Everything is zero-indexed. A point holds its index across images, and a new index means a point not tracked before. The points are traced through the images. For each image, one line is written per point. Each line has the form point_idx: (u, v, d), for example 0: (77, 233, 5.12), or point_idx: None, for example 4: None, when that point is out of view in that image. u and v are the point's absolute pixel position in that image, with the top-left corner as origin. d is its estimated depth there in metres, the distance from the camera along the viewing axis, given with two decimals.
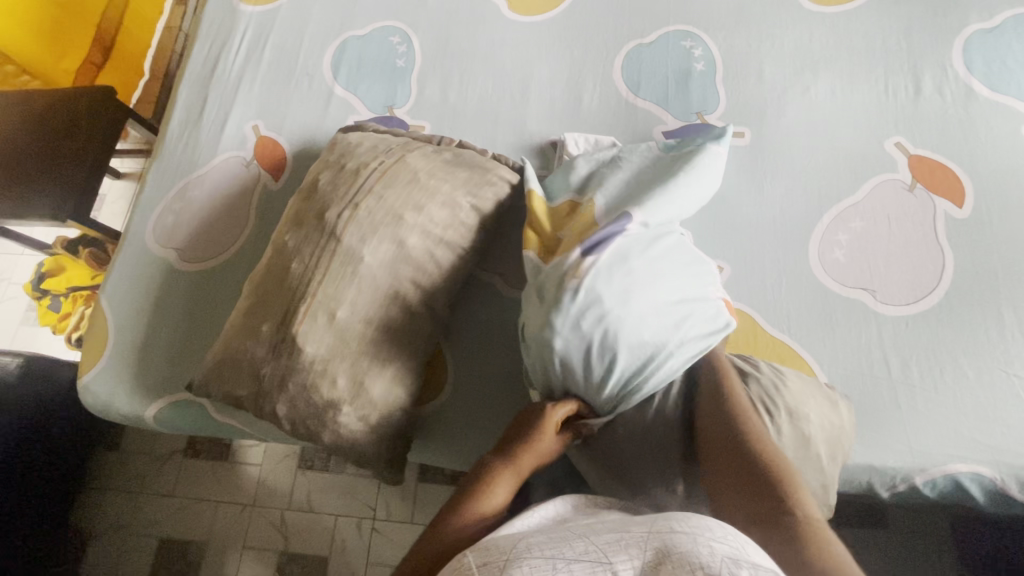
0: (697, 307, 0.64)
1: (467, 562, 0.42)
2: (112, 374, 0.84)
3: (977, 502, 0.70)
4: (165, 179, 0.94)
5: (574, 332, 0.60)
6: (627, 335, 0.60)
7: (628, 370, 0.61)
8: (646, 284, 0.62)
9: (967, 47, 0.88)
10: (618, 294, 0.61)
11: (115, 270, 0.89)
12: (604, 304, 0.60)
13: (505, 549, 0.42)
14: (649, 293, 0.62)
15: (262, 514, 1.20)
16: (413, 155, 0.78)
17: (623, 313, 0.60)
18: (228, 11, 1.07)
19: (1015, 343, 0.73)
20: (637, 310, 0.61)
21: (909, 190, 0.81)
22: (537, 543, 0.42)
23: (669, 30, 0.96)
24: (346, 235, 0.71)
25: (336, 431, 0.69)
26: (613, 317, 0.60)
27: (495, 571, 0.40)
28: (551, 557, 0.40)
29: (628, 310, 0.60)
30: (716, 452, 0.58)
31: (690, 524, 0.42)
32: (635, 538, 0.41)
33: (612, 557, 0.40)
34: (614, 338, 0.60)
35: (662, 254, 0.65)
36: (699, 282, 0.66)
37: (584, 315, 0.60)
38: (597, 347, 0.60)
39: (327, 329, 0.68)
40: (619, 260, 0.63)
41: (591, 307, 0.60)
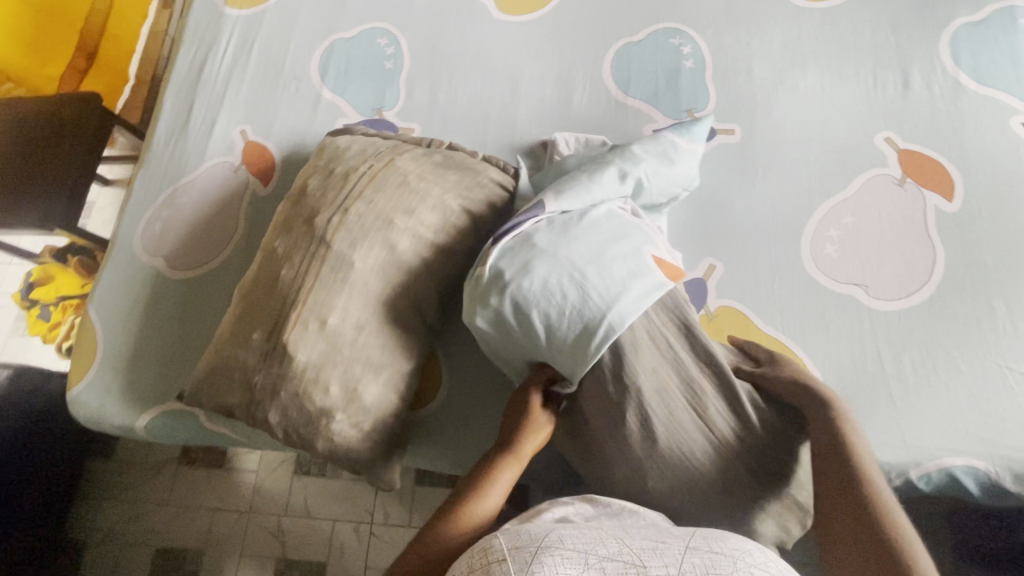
0: (625, 261, 0.61)
1: (499, 545, 0.44)
2: (101, 385, 0.83)
3: (973, 495, 0.71)
4: (152, 186, 0.93)
5: (497, 308, 0.61)
6: (542, 300, 0.59)
7: (558, 338, 0.60)
8: (554, 252, 0.61)
9: (954, 41, 0.88)
10: (524, 261, 0.61)
11: (103, 279, 0.88)
12: (507, 276, 0.61)
13: (538, 536, 0.44)
14: (560, 256, 0.60)
15: (259, 521, 1.19)
16: (402, 158, 0.77)
17: (530, 284, 0.60)
18: (214, 14, 1.06)
19: (1006, 336, 0.73)
20: (547, 274, 0.60)
21: (899, 185, 0.81)
22: (570, 536, 0.44)
23: (658, 28, 0.96)
24: (336, 240, 0.70)
25: (330, 438, 0.68)
26: (517, 288, 0.60)
27: (526, 555, 0.42)
28: (584, 552, 0.42)
29: (533, 279, 0.60)
30: (828, 497, 0.54)
31: (729, 546, 0.44)
32: (672, 550, 0.43)
33: (646, 561, 0.42)
34: (528, 305, 0.60)
35: (581, 219, 0.64)
36: (632, 239, 0.63)
37: (497, 290, 0.61)
38: (518, 318, 0.61)
39: (318, 336, 0.68)
40: (529, 234, 0.64)
41: (499, 285, 0.61)
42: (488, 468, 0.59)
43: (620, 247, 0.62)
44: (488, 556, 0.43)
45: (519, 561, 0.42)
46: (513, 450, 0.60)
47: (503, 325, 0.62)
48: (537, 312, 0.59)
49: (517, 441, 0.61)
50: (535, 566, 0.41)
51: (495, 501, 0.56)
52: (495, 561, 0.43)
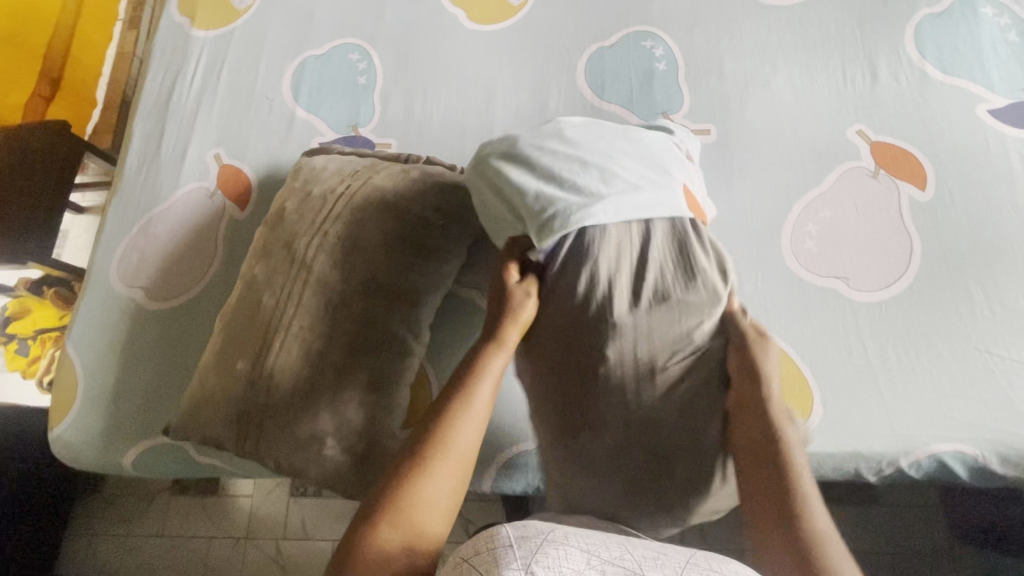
0: (633, 167, 0.63)
1: (504, 532, 0.43)
2: (84, 423, 0.81)
3: (962, 478, 0.72)
4: (126, 216, 0.91)
5: (496, 173, 0.66)
6: (542, 167, 0.64)
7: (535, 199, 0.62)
8: (576, 138, 0.66)
9: (918, 32, 0.90)
10: (538, 138, 0.67)
11: (80, 314, 0.86)
12: (520, 146, 0.66)
13: (543, 530, 0.44)
14: (573, 143, 0.65)
15: (257, 546, 1.17)
16: (379, 176, 0.77)
17: (536, 151, 0.65)
18: (180, 37, 1.04)
19: (985, 320, 0.74)
20: (556, 150, 0.65)
21: (873, 177, 0.83)
22: (575, 535, 0.44)
23: (629, 32, 0.96)
24: (316, 264, 0.70)
25: (323, 464, 0.68)
26: (524, 153, 0.65)
27: (533, 545, 0.42)
28: (588, 552, 0.42)
29: (542, 150, 0.65)
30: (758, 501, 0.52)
31: (729, 568, 0.43)
32: (672, 562, 0.43)
33: (644, 569, 0.42)
34: (527, 168, 0.64)
35: (604, 127, 0.69)
36: (647, 155, 0.66)
37: (502, 158, 0.66)
38: (513, 174, 0.64)
39: (304, 361, 0.68)
40: (559, 127, 0.68)
41: (509, 149, 0.67)
42: (473, 366, 0.58)
43: (639, 161, 0.64)
44: (492, 542, 0.42)
45: (523, 551, 0.41)
46: (501, 339, 0.60)
47: (495, 191, 0.66)
48: (530, 172, 0.64)
49: (500, 330, 0.61)
50: (539, 558, 0.40)
51: (478, 427, 0.55)
52: (500, 547, 0.41)
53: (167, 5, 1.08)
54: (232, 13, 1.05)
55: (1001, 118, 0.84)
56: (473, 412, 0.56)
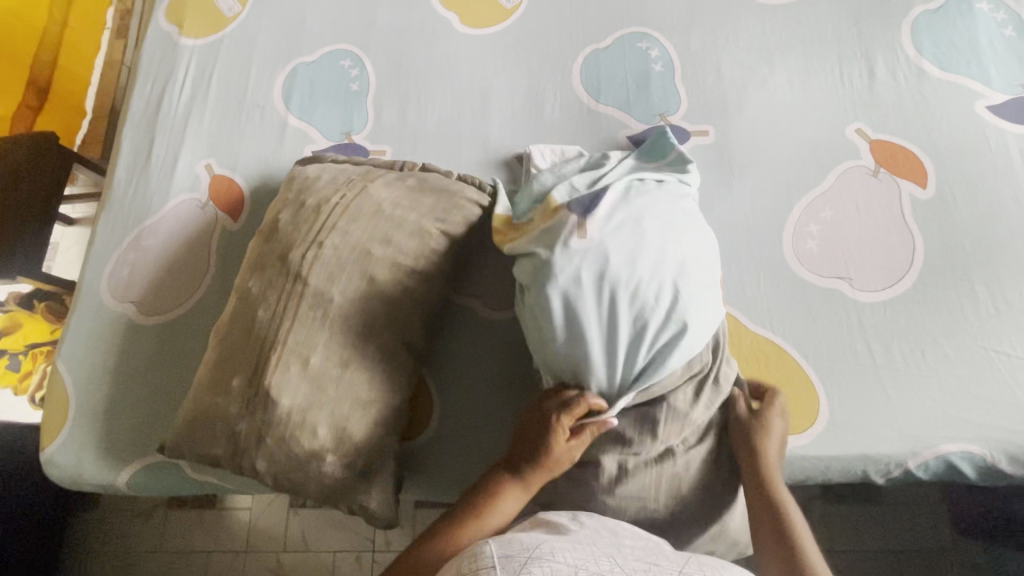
0: (710, 292, 0.62)
1: (489, 552, 0.43)
2: (76, 443, 0.79)
3: (971, 479, 0.71)
4: (115, 229, 0.89)
5: (567, 299, 0.60)
6: (621, 306, 0.59)
7: (632, 332, 0.59)
8: (664, 246, 0.61)
9: (914, 29, 0.89)
10: (612, 252, 0.60)
11: (71, 329, 0.84)
12: (611, 260, 0.59)
13: (528, 547, 0.44)
14: (649, 266, 0.59)
15: (258, 559, 1.15)
16: (375, 184, 0.75)
17: (636, 272, 0.59)
18: (169, 45, 1.02)
19: (990, 319, 0.74)
20: (651, 269, 0.59)
21: (874, 176, 0.82)
22: (562, 550, 0.45)
23: (624, 33, 0.95)
24: (312, 276, 0.68)
25: (323, 481, 0.66)
26: (618, 274, 0.59)
27: (516, 564, 0.42)
28: (575, 566, 0.42)
29: (638, 269, 0.59)
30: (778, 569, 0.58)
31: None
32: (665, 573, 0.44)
33: None
34: (603, 304, 0.59)
35: (668, 220, 0.63)
36: (709, 268, 0.63)
37: (573, 280, 0.60)
38: (591, 311, 0.59)
39: (301, 377, 0.65)
40: (636, 219, 0.62)
41: (596, 258, 0.60)
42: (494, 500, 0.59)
43: (713, 267, 0.64)
44: (477, 562, 0.42)
45: (509, 570, 0.41)
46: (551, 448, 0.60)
47: (564, 314, 0.60)
48: (629, 299, 0.59)
49: (533, 474, 0.60)
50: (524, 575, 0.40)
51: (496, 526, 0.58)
52: (483, 569, 0.42)
53: (154, 12, 1.06)
54: (221, 20, 1.03)
55: (1000, 113, 0.83)
56: (496, 515, 0.59)
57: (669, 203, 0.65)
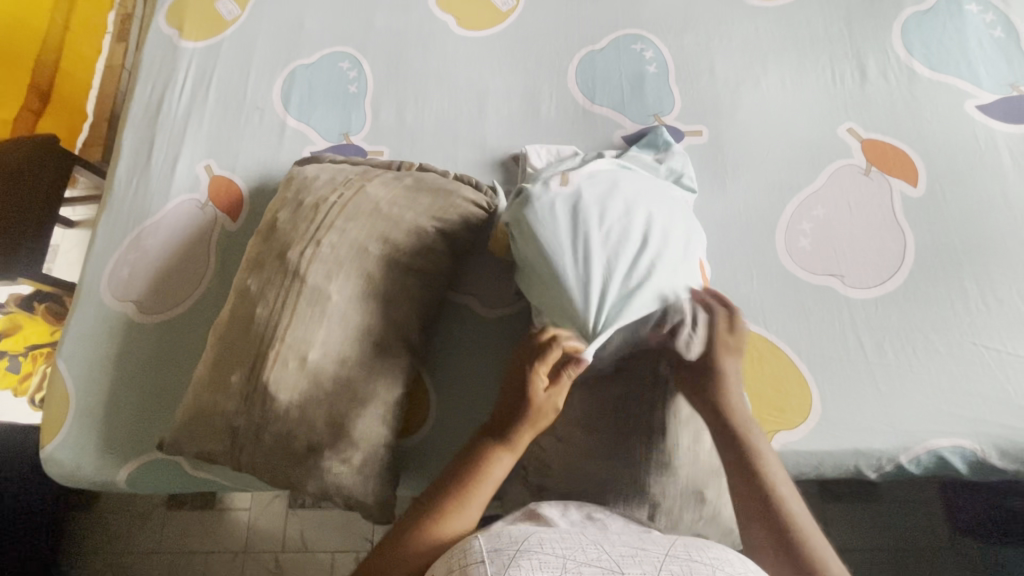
0: (682, 242, 0.65)
1: (478, 546, 0.44)
2: (75, 441, 0.79)
3: (962, 473, 0.72)
4: (116, 229, 0.90)
5: (546, 223, 0.63)
6: (596, 235, 0.62)
7: (606, 261, 0.61)
8: (636, 192, 0.66)
9: (904, 30, 0.91)
10: (592, 191, 0.65)
11: (71, 328, 0.85)
12: (584, 193, 0.64)
13: (517, 539, 0.45)
14: (628, 210, 0.64)
15: (256, 560, 1.16)
16: (372, 183, 0.76)
17: (607, 205, 0.64)
18: (169, 48, 1.03)
19: (980, 315, 0.75)
20: (622, 206, 0.64)
21: (865, 174, 0.83)
22: (550, 541, 0.45)
23: (619, 35, 0.96)
24: (310, 274, 0.69)
25: (320, 476, 0.67)
26: (592, 206, 0.63)
27: (505, 558, 0.43)
28: (562, 556, 0.43)
29: (609, 203, 0.64)
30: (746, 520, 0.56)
31: (710, 556, 0.44)
32: (651, 557, 0.44)
33: (623, 567, 0.43)
34: (581, 229, 0.62)
35: (648, 184, 0.68)
36: (687, 231, 0.66)
37: (553, 208, 0.64)
38: (565, 235, 0.62)
39: (299, 373, 0.66)
40: (612, 173, 0.68)
41: (571, 192, 0.65)
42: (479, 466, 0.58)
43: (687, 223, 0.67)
44: (467, 557, 0.44)
45: (497, 563, 0.42)
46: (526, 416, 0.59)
47: (542, 238, 0.63)
48: (602, 227, 0.62)
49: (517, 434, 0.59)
50: (511, 568, 0.42)
51: (475, 515, 0.56)
52: (473, 564, 0.43)
53: (155, 16, 1.07)
54: (221, 23, 1.05)
55: (989, 113, 0.85)
56: (473, 502, 0.56)
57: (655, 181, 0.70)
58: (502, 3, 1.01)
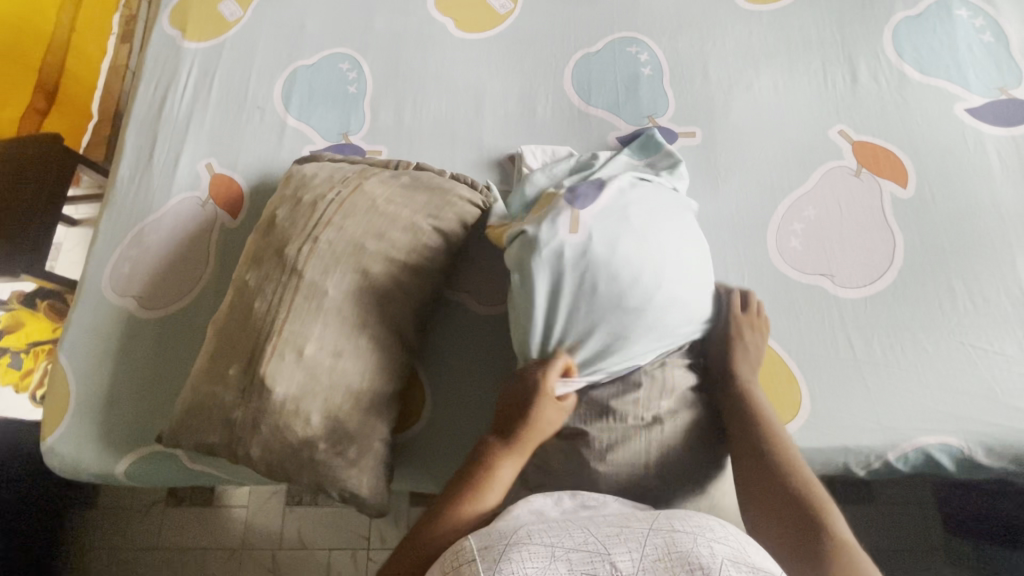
0: (691, 298, 0.65)
1: (468, 547, 0.46)
2: (76, 435, 0.81)
3: (949, 470, 0.73)
4: (118, 226, 0.92)
5: (551, 274, 0.63)
6: (605, 289, 0.62)
7: (608, 321, 0.62)
8: (652, 243, 0.64)
9: (895, 35, 0.92)
10: (601, 237, 0.63)
11: (73, 324, 0.86)
12: (594, 245, 0.63)
13: (506, 534, 0.46)
14: (639, 258, 0.62)
15: (254, 556, 1.16)
16: (369, 182, 0.77)
17: (621, 261, 0.62)
18: (173, 48, 1.05)
19: (967, 314, 0.76)
20: (636, 264, 0.62)
21: (856, 176, 0.84)
22: (538, 532, 0.46)
23: (615, 38, 0.98)
24: (307, 269, 0.70)
25: (315, 469, 0.68)
26: (602, 260, 0.62)
27: (495, 554, 0.44)
28: (551, 545, 0.44)
29: (623, 257, 0.62)
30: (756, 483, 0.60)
31: (691, 524, 0.46)
32: (636, 533, 0.46)
33: (610, 548, 0.44)
34: (590, 284, 0.62)
35: (664, 217, 0.67)
36: (698, 279, 0.66)
37: (560, 258, 0.63)
38: (569, 288, 0.63)
39: (296, 367, 0.67)
40: (626, 211, 0.66)
41: (581, 241, 0.63)
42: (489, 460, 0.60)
43: (701, 267, 0.67)
44: (458, 559, 0.45)
45: (487, 560, 0.43)
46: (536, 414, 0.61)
47: (547, 290, 0.64)
48: (612, 286, 0.62)
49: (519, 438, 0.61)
50: (502, 564, 0.43)
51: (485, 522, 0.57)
52: (466, 565, 0.44)
53: (158, 17, 1.09)
54: (224, 25, 1.06)
55: (979, 116, 0.86)
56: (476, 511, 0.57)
57: (672, 205, 0.70)
58: (499, 6, 1.03)
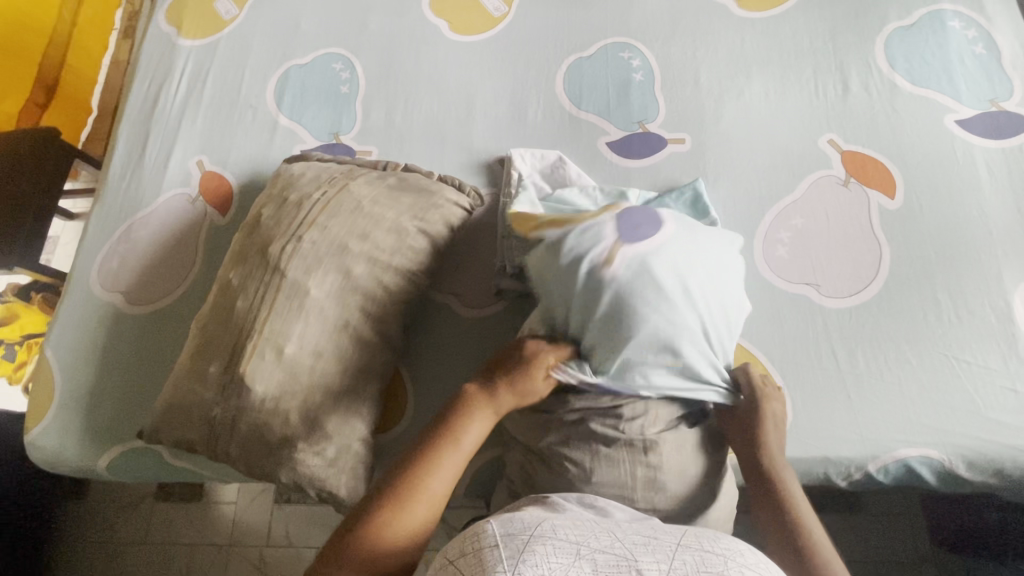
0: (704, 355, 0.66)
1: (491, 530, 0.45)
2: (60, 428, 0.81)
3: (931, 483, 0.73)
4: (108, 222, 0.92)
5: (585, 289, 0.63)
6: (641, 317, 0.62)
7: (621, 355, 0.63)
8: (681, 296, 0.63)
9: (887, 46, 0.92)
10: (631, 283, 0.62)
11: (60, 317, 0.87)
12: (624, 288, 0.62)
13: (531, 524, 0.46)
14: (680, 304, 0.63)
15: (241, 553, 1.17)
16: (356, 182, 0.78)
17: (644, 311, 0.62)
18: (168, 46, 1.05)
19: (952, 327, 0.75)
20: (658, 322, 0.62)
21: (844, 185, 0.84)
22: (562, 527, 0.46)
23: (608, 43, 0.98)
24: (290, 268, 0.70)
25: (294, 469, 0.68)
26: (627, 302, 0.62)
27: (519, 543, 0.44)
28: (577, 543, 0.44)
29: (648, 307, 0.62)
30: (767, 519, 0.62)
31: (721, 546, 0.46)
32: (664, 546, 0.46)
33: (637, 557, 0.44)
34: (630, 304, 0.62)
35: (707, 270, 0.65)
36: (719, 334, 0.67)
37: (596, 269, 0.63)
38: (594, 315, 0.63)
39: (275, 366, 0.67)
40: (665, 263, 0.63)
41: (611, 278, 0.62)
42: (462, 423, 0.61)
43: (726, 324, 0.67)
44: (479, 542, 0.45)
45: (512, 548, 0.43)
46: (492, 395, 0.62)
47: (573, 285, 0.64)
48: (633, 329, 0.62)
49: (499, 398, 0.62)
50: (526, 554, 0.43)
51: (430, 516, 0.56)
52: (487, 547, 0.44)
53: (155, 14, 1.09)
54: (219, 23, 1.07)
55: (969, 128, 0.86)
56: (422, 499, 0.56)
57: (719, 249, 0.68)
58: (493, 9, 1.03)
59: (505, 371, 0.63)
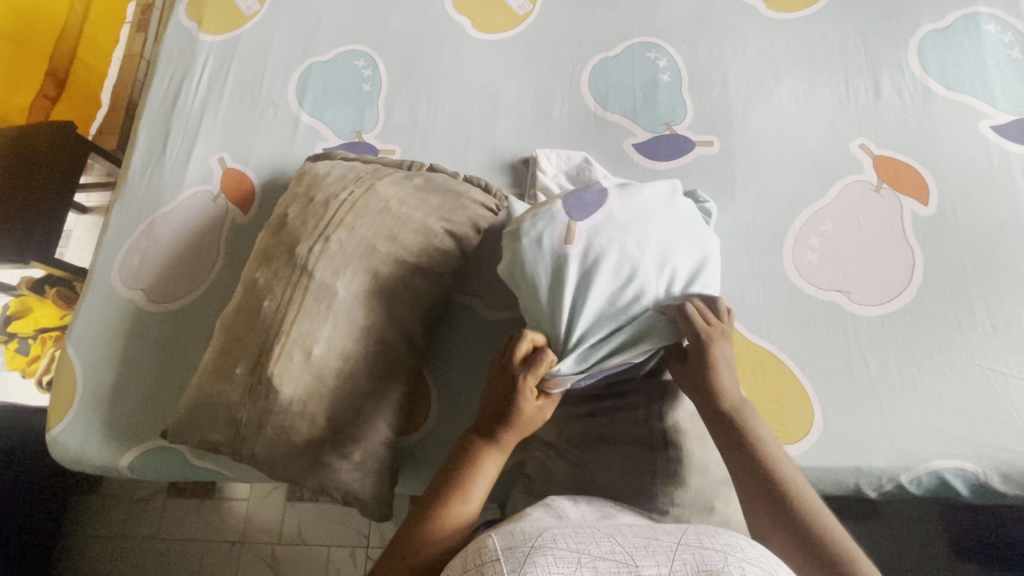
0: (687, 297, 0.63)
1: (493, 545, 0.45)
2: (82, 426, 0.80)
3: (963, 495, 0.72)
4: (129, 218, 0.91)
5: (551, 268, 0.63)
6: (606, 274, 0.62)
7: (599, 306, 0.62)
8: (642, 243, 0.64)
9: (920, 48, 0.90)
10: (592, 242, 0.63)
11: (81, 313, 0.86)
12: (583, 248, 0.63)
13: (531, 536, 0.45)
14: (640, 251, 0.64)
15: (253, 550, 1.16)
16: (382, 182, 0.77)
17: (607, 262, 0.63)
18: (188, 41, 1.05)
19: (986, 337, 0.74)
20: (621, 270, 0.63)
21: (875, 191, 0.83)
22: (563, 536, 0.46)
23: (634, 43, 0.97)
24: (318, 269, 0.69)
25: (319, 470, 0.68)
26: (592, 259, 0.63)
27: (520, 555, 0.43)
28: (577, 551, 0.43)
29: (610, 260, 0.63)
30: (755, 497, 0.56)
31: (722, 542, 0.45)
32: (665, 547, 0.44)
33: (638, 561, 0.43)
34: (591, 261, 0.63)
35: (666, 220, 0.67)
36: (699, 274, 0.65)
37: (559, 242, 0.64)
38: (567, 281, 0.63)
39: (303, 367, 0.67)
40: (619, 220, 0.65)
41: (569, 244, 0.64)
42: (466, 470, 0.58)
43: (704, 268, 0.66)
44: (482, 556, 0.44)
45: (513, 561, 0.42)
46: (495, 439, 0.59)
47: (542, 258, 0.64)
48: (602, 280, 0.62)
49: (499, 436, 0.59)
50: (527, 566, 0.42)
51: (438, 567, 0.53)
52: (488, 562, 0.43)
53: (175, 9, 1.08)
54: (239, 18, 1.06)
55: (1004, 134, 0.84)
56: (424, 551, 0.53)
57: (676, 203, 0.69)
58: (518, 7, 1.02)
59: (500, 406, 0.60)
